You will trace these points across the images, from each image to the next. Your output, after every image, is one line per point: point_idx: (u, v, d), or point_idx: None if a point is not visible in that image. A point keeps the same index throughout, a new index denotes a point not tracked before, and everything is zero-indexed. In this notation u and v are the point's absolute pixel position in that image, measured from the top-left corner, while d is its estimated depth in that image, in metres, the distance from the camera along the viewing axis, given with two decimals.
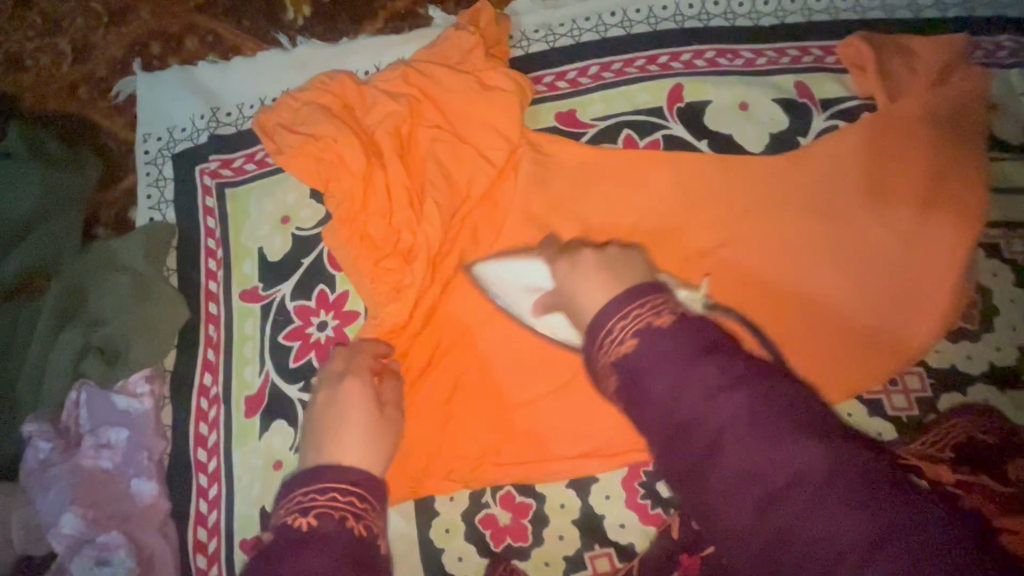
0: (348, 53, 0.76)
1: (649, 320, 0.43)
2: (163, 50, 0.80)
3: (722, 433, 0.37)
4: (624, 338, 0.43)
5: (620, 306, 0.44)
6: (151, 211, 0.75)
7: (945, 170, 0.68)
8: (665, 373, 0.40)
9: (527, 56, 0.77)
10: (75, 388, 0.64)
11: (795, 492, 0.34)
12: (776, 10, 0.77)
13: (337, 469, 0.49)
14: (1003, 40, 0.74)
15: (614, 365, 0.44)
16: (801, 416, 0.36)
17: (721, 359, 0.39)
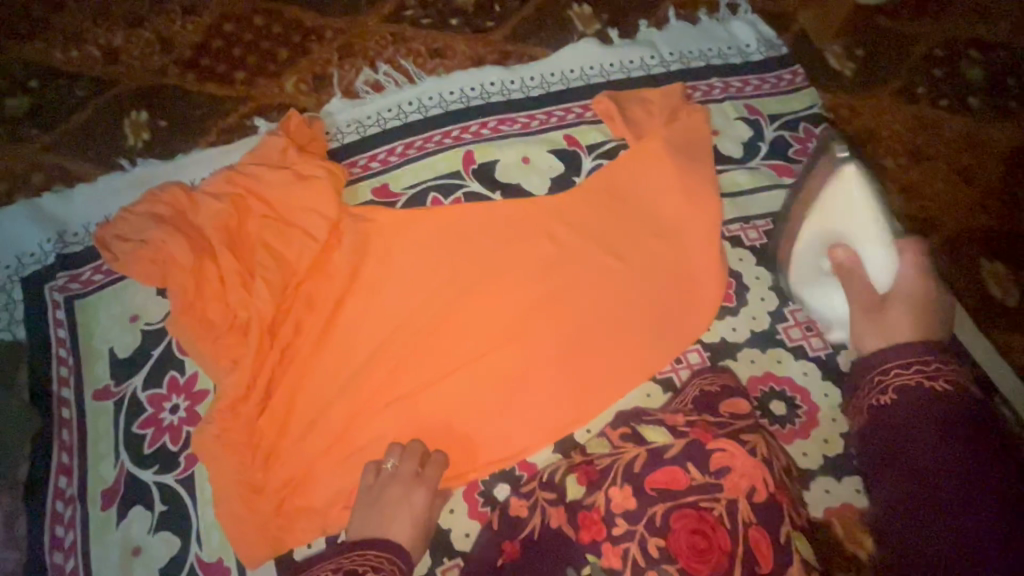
0: (183, 167, 0.87)
1: (916, 379, 0.60)
2: (10, 188, 0.89)
3: (969, 448, 0.54)
4: (918, 384, 0.59)
5: (907, 357, 0.62)
6: (2, 332, 0.80)
7: (687, 185, 0.85)
8: (918, 429, 0.57)
9: (343, 146, 0.91)
10: None
11: (945, 473, 0.54)
12: (542, 83, 0.95)
13: (400, 549, 0.61)
14: (714, 82, 0.95)
15: (889, 397, 0.62)
16: (935, 446, 0.55)
17: (926, 421, 0.57)
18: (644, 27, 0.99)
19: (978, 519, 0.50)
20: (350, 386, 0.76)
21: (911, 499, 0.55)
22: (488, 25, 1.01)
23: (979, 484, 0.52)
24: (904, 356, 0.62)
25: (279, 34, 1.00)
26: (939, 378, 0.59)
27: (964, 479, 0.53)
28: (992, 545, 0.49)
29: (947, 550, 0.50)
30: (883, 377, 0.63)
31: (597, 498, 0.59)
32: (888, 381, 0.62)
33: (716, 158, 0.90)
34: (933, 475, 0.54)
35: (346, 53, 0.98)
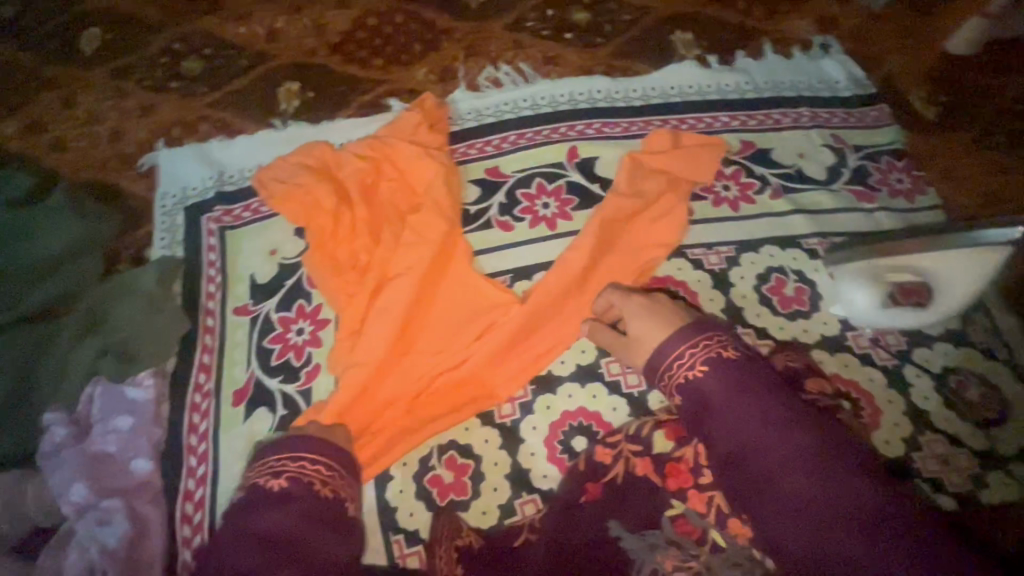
0: (328, 131, 1.01)
1: (715, 353, 0.61)
2: (181, 133, 1.04)
3: (775, 418, 0.53)
4: (695, 364, 0.61)
5: (690, 337, 0.63)
6: (163, 250, 0.93)
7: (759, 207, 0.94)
8: (714, 403, 0.58)
9: (462, 130, 1.02)
10: (91, 383, 0.79)
11: (836, 492, 0.48)
12: (643, 95, 1.06)
13: (308, 443, 0.65)
14: (802, 111, 1.04)
15: (677, 383, 0.63)
16: (834, 463, 0.50)
17: (796, 427, 0.52)
18: (741, 58, 1.09)
19: (885, 556, 0.44)
20: (439, 343, 0.82)
21: (732, 473, 0.55)
22: (599, 41, 1.12)
23: (878, 519, 0.46)
24: (686, 342, 0.64)
25: (414, 30, 1.14)
26: (729, 347, 0.61)
27: (863, 515, 0.47)
28: (867, 557, 0.45)
29: (785, 508, 0.50)
30: (692, 355, 0.62)
31: (687, 453, 0.66)
32: (683, 370, 0.62)
33: (795, 179, 0.98)
34: (736, 441, 0.55)
35: (471, 52, 1.11)
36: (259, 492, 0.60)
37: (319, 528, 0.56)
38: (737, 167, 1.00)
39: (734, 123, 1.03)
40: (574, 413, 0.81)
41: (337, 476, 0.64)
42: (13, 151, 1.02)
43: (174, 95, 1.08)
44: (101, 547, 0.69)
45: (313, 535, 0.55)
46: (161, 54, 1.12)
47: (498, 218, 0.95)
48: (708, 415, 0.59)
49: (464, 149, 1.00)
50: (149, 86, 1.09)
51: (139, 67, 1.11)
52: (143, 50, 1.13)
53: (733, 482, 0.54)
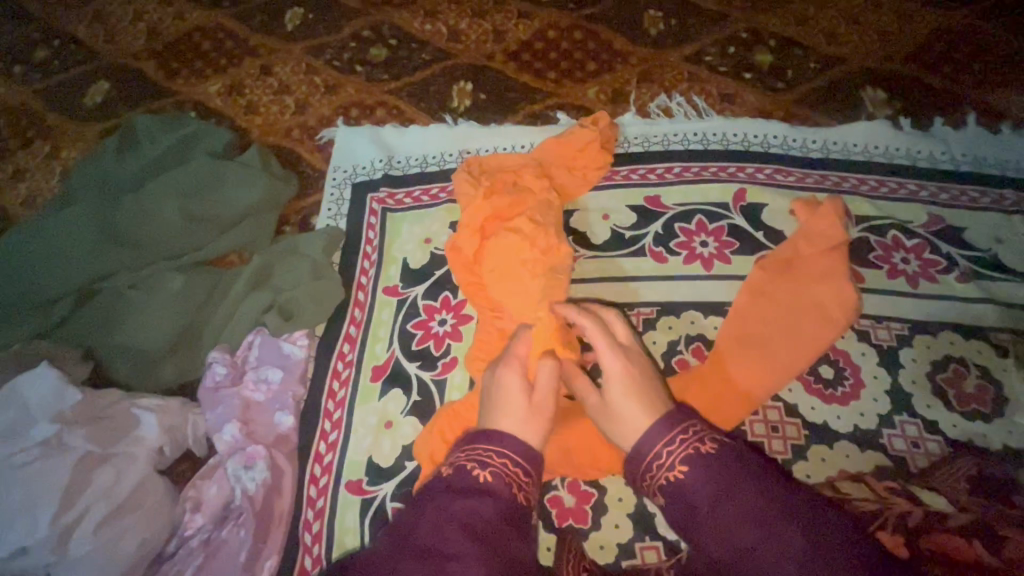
0: (497, 135, 1.04)
1: (692, 448, 0.51)
2: (359, 114, 1.10)
3: (758, 518, 0.45)
4: (673, 464, 0.52)
5: (666, 430, 0.54)
6: (328, 220, 0.99)
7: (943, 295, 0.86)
8: (697, 512, 0.49)
9: (627, 153, 1.02)
10: (253, 331, 0.84)
11: None
12: (823, 147, 1.00)
13: (511, 440, 0.56)
14: (1006, 193, 0.94)
15: (662, 486, 0.53)
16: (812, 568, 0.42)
17: (769, 530, 0.44)
18: (940, 124, 1.01)
19: None
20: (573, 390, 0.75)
21: None
22: (780, 86, 1.08)
23: None
24: (665, 434, 0.54)
25: (591, 49, 1.15)
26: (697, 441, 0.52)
27: None
28: None
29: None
30: (650, 478, 0.54)
31: None
32: (661, 474, 0.53)
33: (990, 264, 0.89)
34: (728, 557, 0.46)
35: (645, 78, 1.11)
36: (458, 475, 0.52)
37: (521, 539, 0.48)
38: (920, 240, 0.91)
39: (922, 193, 0.95)
40: None
41: (529, 481, 0.55)
42: (218, 110, 1.14)
43: (358, 79, 1.15)
44: (244, 489, 0.73)
45: (516, 544, 0.47)
46: (352, 40, 1.21)
47: (652, 248, 0.93)
48: (670, 515, 0.52)
49: (625, 172, 1.00)
50: (338, 67, 1.17)
51: (332, 48, 1.20)
52: (338, 34, 1.22)
53: None
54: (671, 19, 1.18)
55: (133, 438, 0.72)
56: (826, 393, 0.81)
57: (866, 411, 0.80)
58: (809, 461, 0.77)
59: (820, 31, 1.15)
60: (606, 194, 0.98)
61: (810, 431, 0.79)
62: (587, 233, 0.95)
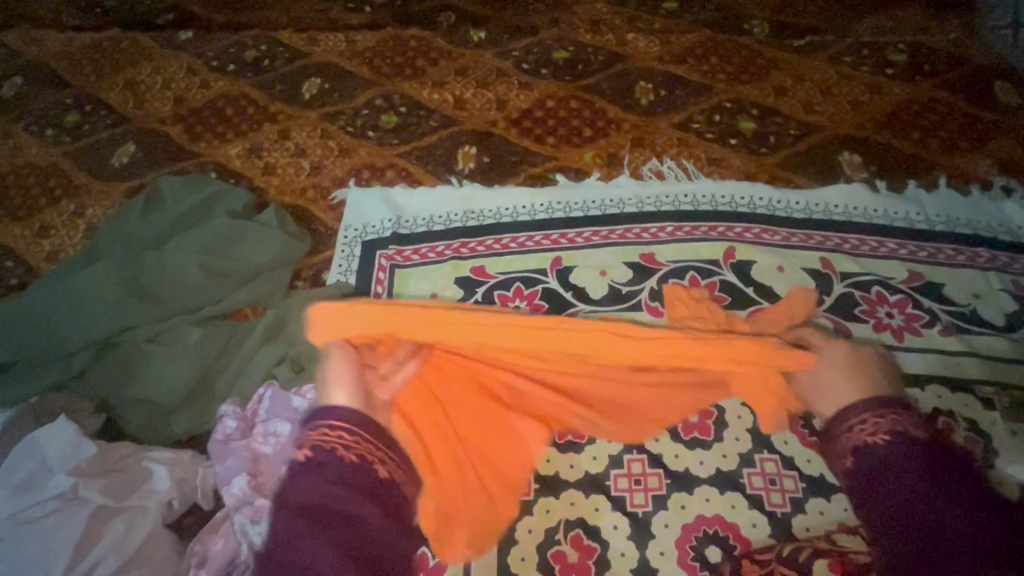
0: (499, 196, 1.11)
1: (885, 432, 0.61)
2: (370, 176, 1.18)
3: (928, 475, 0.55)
4: (873, 434, 0.61)
5: (873, 409, 0.63)
6: (338, 275, 1.03)
7: (927, 348, 0.90)
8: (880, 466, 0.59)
9: (622, 214, 1.08)
10: (264, 385, 0.86)
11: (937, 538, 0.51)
12: (806, 208, 1.07)
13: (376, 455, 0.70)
14: (980, 251, 1.00)
15: (859, 447, 0.62)
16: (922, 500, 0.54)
17: (920, 476, 0.56)
18: (913, 187, 1.09)
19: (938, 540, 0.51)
20: (481, 426, 0.80)
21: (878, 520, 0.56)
22: (764, 150, 1.16)
23: (957, 527, 0.51)
24: (869, 412, 0.64)
25: (586, 117, 1.24)
26: (914, 430, 0.60)
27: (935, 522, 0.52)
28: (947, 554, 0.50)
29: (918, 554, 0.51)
30: (851, 435, 0.63)
31: None
32: (858, 435, 0.63)
33: (969, 319, 0.93)
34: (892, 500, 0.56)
35: (637, 143, 1.19)
36: None
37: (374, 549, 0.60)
38: (903, 296, 0.96)
39: (901, 251, 1.01)
40: (710, 520, 0.78)
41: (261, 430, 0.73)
42: (236, 170, 1.21)
43: (369, 143, 1.23)
44: (250, 544, 0.73)
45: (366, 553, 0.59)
46: (365, 107, 1.30)
47: (648, 303, 0.97)
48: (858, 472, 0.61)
49: (621, 231, 1.06)
50: (351, 132, 1.26)
51: (345, 115, 1.29)
52: (352, 102, 1.31)
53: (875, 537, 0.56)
54: (660, 89, 1.28)
55: (145, 491, 0.75)
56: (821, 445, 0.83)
57: None
58: (808, 515, 0.78)
59: (798, 101, 1.24)
60: (603, 252, 1.03)
61: (807, 484, 0.80)
62: (586, 288, 0.99)
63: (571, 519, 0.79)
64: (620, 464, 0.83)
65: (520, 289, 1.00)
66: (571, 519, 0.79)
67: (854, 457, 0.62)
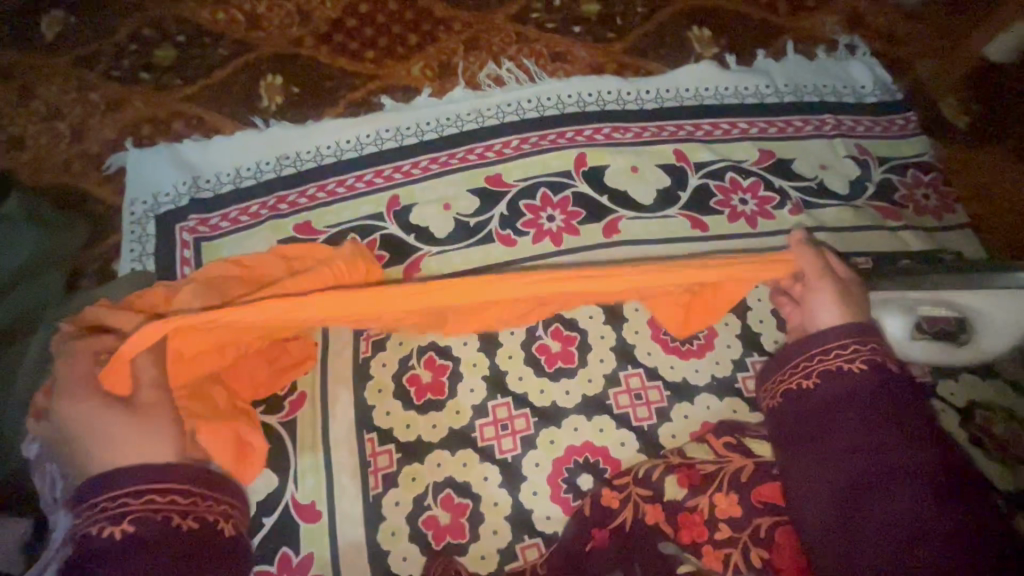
0: (314, 133, 0.94)
1: (875, 359, 0.59)
2: (153, 132, 0.96)
3: (897, 416, 0.55)
4: (852, 360, 0.59)
5: (853, 333, 0.60)
6: (133, 263, 0.85)
7: (779, 228, 0.89)
8: (843, 416, 0.56)
9: (461, 133, 0.95)
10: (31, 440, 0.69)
11: (905, 489, 0.50)
12: (656, 97, 0.98)
13: (139, 473, 0.54)
14: (827, 118, 0.97)
15: (825, 370, 0.60)
16: (902, 457, 0.52)
17: (908, 424, 0.54)
18: (762, 57, 1.02)
19: (902, 503, 0.50)
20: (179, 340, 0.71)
21: (829, 466, 0.55)
22: (610, 36, 1.05)
23: (930, 480, 0.50)
24: (838, 339, 0.61)
25: (410, 20, 1.05)
26: (858, 360, 0.59)
27: (904, 479, 0.51)
28: (909, 527, 0.49)
29: (878, 517, 0.50)
30: (817, 360, 0.61)
31: (701, 503, 0.64)
32: (831, 361, 0.60)
33: (818, 191, 0.92)
34: (856, 449, 0.54)
35: (471, 45, 1.03)
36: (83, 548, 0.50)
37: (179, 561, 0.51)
38: (756, 178, 0.92)
39: (753, 130, 0.96)
40: (580, 448, 0.76)
41: (181, 497, 0.54)
42: None
43: (145, 88, 0.99)
44: None
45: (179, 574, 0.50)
46: (131, 42, 1.03)
47: (499, 232, 0.88)
48: (815, 392, 0.60)
49: (462, 153, 0.93)
50: (117, 78, 1.00)
51: (107, 56, 1.02)
52: (112, 36, 1.03)
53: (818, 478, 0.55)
54: None
55: None
56: (683, 349, 0.81)
57: (721, 359, 0.81)
58: (673, 421, 0.77)
59: None
60: (444, 181, 0.91)
61: (671, 391, 0.79)
62: (429, 227, 0.88)
63: (438, 482, 0.74)
64: (485, 412, 0.77)
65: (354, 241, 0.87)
66: (439, 480, 0.74)
67: (819, 377, 0.60)
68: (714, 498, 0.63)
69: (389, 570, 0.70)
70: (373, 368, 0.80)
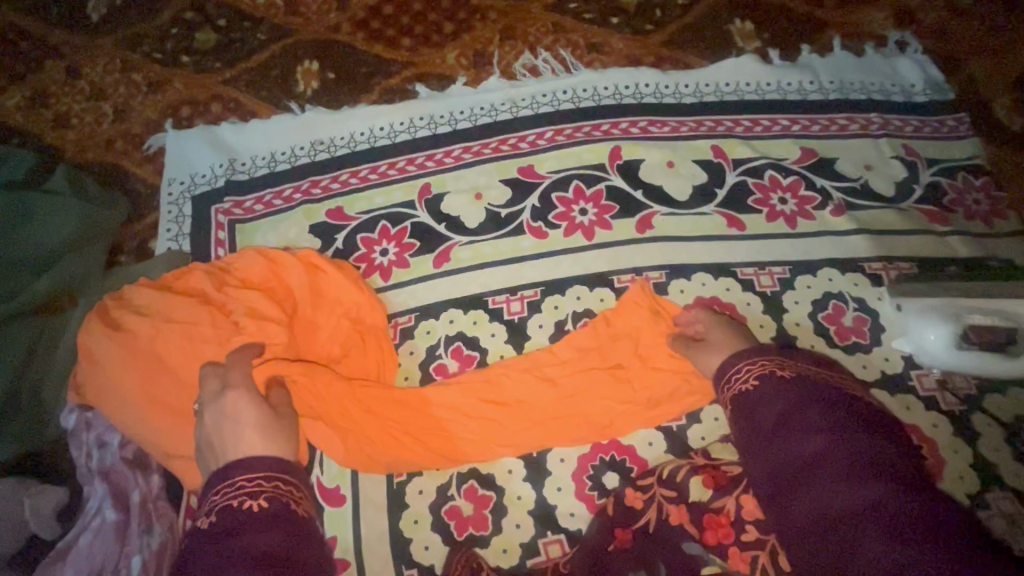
0: (349, 119, 0.94)
1: (768, 370, 0.59)
2: (191, 113, 0.97)
3: (797, 410, 0.53)
4: (749, 377, 0.60)
5: (743, 357, 0.62)
6: (169, 242, 0.87)
7: (819, 230, 0.86)
8: (755, 429, 0.56)
9: (495, 123, 0.94)
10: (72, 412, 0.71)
11: (823, 477, 0.48)
12: (695, 91, 0.96)
13: (269, 461, 0.55)
14: (873, 117, 0.94)
15: (736, 395, 0.61)
16: (809, 446, 0.50)
17: (809, 411, 0.52)
18: (807, 52, 0.99)
19: (825, 492, 0.47)
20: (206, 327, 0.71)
21: (763, 481, 0.53)
22: (649, 27, 1.02)
23: (842, 459, 0.47)
24: (739, 365, 0.62)
25: (446, 8, 1.05)
26: (754, 377, 0.60)
27: (820, 465, 0.48)
28: (840, 515, 0.45)
29: (813, 515, 0.47)
30: (728, 388, 0.62)
31: (727, 505, 0.62)
32: (738, 384, 0.61)
33: (861, 193, 0.89)
34: (773, 456, 0.52)
35: (508, 34, 1.02)
36: (223, 518, 0.49)
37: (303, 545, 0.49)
38: (796, 177, 0.90)
39: (795, 127, 0.93)
40: (606, 446, 0.74)
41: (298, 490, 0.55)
42: (18, 127, 0.96)
43: (185, 70, 1.00)
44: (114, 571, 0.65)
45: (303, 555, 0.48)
46: (173, 24, 1.04)
47: (531, 223, 0.86)
48: (734, 417, 0.60)
49: (496, 143, 0.92)
50: (159, 60, 1.01)
51: (150, 38, 1.03)
52: (155, 19, 1.05)
53: (762, 495, 0.53)
54: None
55: None
56: None
57: None
58: (703, 423, 0.76)
59: None
60: (477, 171, 0.90)
61: None
62: (460, 217, 0.87)
63: (462, 472, 0.74)
64: None
65: (385, 228, 0.87)
66: (463, 471, 0.74)
67: (735, 401, 0.61)
68: (741, 499, 0.61)
69: (411, 558, 0.70)
70: (401, 355, 0.80)
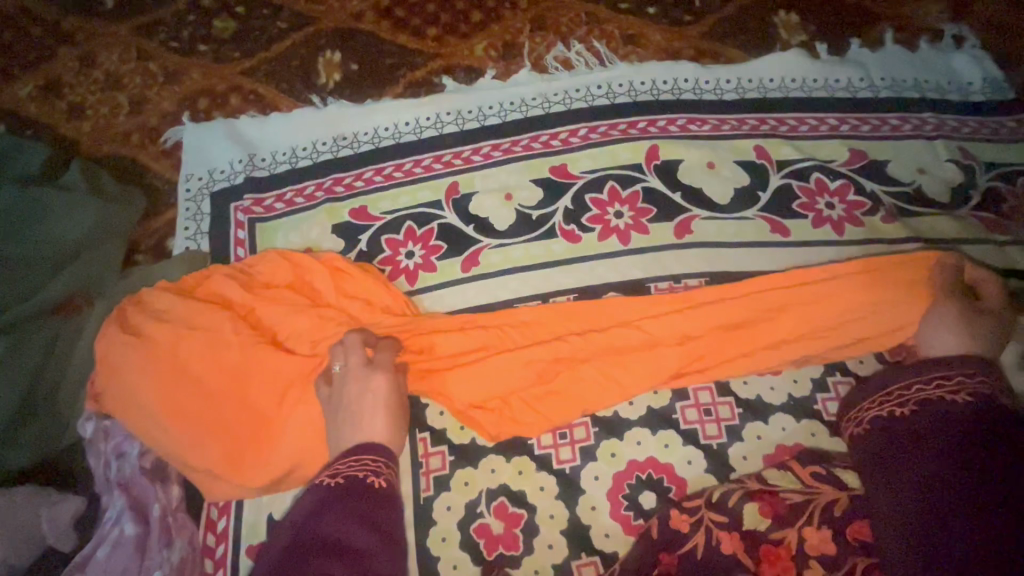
0: (375, 113, 0.90)
1: (972, 393, 0.55)
2: (209, 106, 0.93)
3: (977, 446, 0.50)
4: (943, 391, 0.56)
5: (949, 365, 0.57)
6: (187, 241, 0.84)
7: (872, 236, 0.81)
8: (920, 447, 0.53)
9: (525, 118, 0.90)
10: (90, 420, 0.69)
11: (976, 517, 0.45)
12: (737, 87, 0.91)
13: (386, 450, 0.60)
14: (927, 117, 0.88)
15: (910, 403, 0.57)
16: (978, 487, 0.47)
17: (993, 455, 0.49)
18: (857, 47, 0.93)
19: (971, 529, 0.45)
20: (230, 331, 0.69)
21: (902, 495, 0.51)
22: (688, 19, 0.97)
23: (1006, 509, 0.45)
24: (936, 370, 0.58)
25: None
26: (961, 392, 0.55)
27: (978, 508, 0.46)
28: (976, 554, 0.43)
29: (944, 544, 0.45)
30: (903, 391, 0.59)
31: (788, 536, 0.58)
32: (916, 391, 0.58)
33: (914, 199, 0.83)
34: (932, 478, 0.50)
35: (539, 24, 0.97)
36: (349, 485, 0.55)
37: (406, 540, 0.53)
38: (845, 181, 0.84)
39: (843, 127, 0.88)
40: (643, 464, 0.71)
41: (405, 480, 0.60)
42: (32, 118, 0.93)
43: (203, 60, 0.96)
44: None
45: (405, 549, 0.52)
46: (190, 11, 1.00)
47: (563, 226, 0.82)
48: (896, 426, 0.57)
49: (526, 141, 0.88)
50: (176, 48, 0.97)
51: (166, 25, 0.99)
52: (171, 5, 1.01)
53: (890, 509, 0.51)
54: None
55: None
56: None
57: (800, 377, 0.75)
58: (745, 442, 0.72)
59: None
60: (506, 170, 0.86)
61: (745, 409, 0.73)
62: (489, 219, 0.83)
63: (492, 488, 0.71)
64: None
65: (411, 229, 0.83)
66: (493, 487, 0.71)
67: (906, 408, 0.57)
68: (804, 531, 0.58)
69: None
70: None
